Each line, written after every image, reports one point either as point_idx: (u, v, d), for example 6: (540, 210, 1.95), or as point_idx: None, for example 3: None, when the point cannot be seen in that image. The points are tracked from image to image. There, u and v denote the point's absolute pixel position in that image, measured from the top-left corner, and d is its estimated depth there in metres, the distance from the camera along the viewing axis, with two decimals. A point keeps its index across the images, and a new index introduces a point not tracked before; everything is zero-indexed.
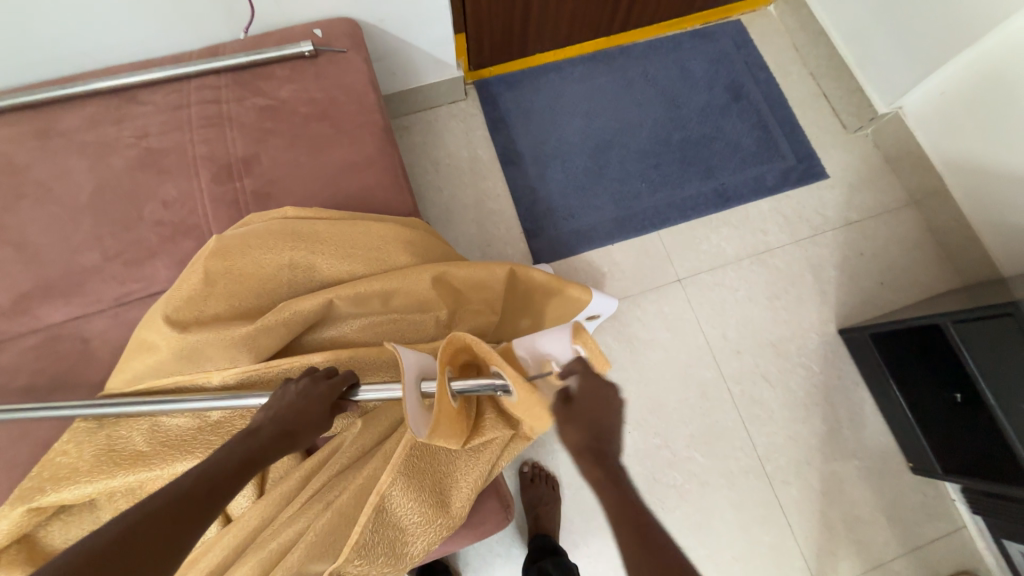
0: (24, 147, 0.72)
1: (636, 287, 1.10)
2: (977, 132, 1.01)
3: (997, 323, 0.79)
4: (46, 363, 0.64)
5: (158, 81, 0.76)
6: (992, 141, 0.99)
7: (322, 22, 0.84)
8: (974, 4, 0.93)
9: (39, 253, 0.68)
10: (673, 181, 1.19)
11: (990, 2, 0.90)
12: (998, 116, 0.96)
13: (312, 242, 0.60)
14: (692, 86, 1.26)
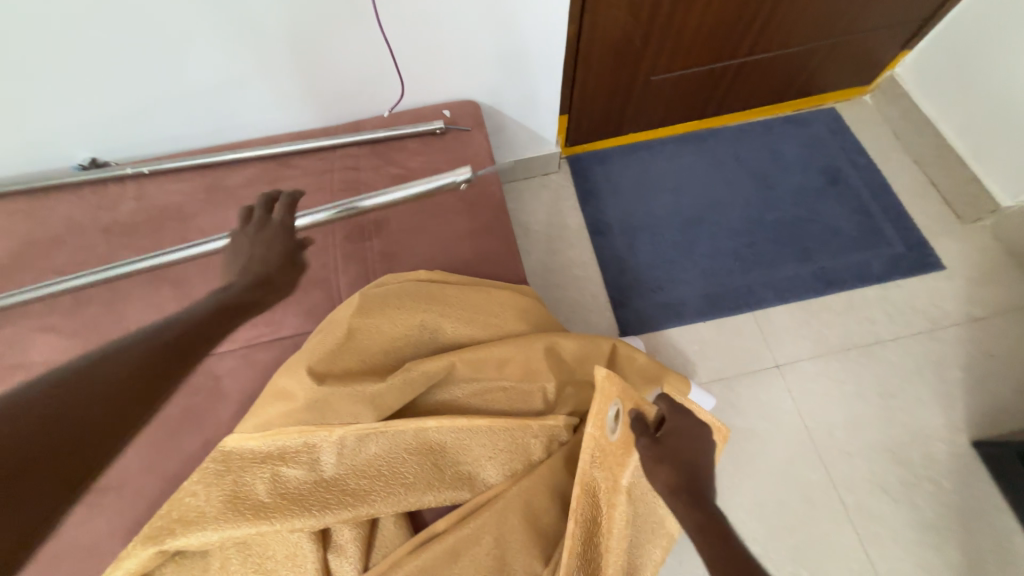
0: (194, 199, 0.83)
1: (730, 369, 1.04)
2: None
3: None
4: (179, 395, 0.68)
5: (309, 149, 0.87)
6: None
7: (450, 104, 0.94)
8: None
9: (190, 292, 0.75)
10: (768, 261, 1.15)
11: None
12: None
13: (441, 305, 0.63)
14: (785, 169, 1.26)
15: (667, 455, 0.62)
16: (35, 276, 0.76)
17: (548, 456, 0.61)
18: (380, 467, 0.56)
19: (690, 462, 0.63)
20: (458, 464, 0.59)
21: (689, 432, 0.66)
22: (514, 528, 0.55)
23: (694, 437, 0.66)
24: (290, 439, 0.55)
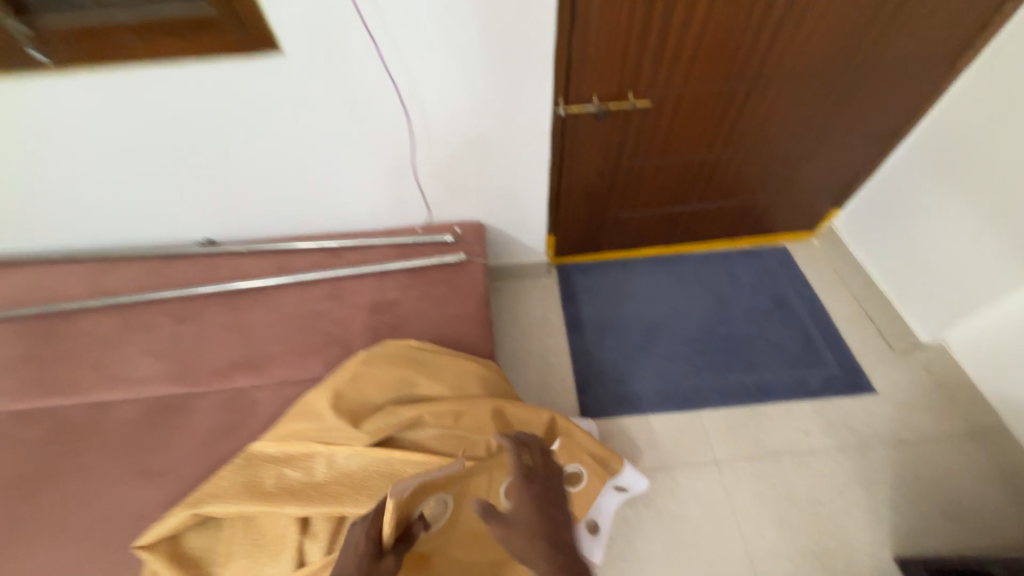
0: (269, 273, 1.16)
1: (672, 460, 1.19)
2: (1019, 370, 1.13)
3: None
4: (226, 412, 0.93)
5: (355, 246, 1.20)
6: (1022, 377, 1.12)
7: (461, 222, 1.27)
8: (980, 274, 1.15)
9: (251, 338, 1.04)
10: (716, 368, 1.34)
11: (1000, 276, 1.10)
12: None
13: (421, 366, 0.88)
14: (738, 291, 1.50)
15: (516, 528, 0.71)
16: (151, 314, 1.09)
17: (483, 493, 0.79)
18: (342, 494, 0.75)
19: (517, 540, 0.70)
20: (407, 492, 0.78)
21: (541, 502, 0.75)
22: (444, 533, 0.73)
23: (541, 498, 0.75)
24: (297, 449, 0.79)
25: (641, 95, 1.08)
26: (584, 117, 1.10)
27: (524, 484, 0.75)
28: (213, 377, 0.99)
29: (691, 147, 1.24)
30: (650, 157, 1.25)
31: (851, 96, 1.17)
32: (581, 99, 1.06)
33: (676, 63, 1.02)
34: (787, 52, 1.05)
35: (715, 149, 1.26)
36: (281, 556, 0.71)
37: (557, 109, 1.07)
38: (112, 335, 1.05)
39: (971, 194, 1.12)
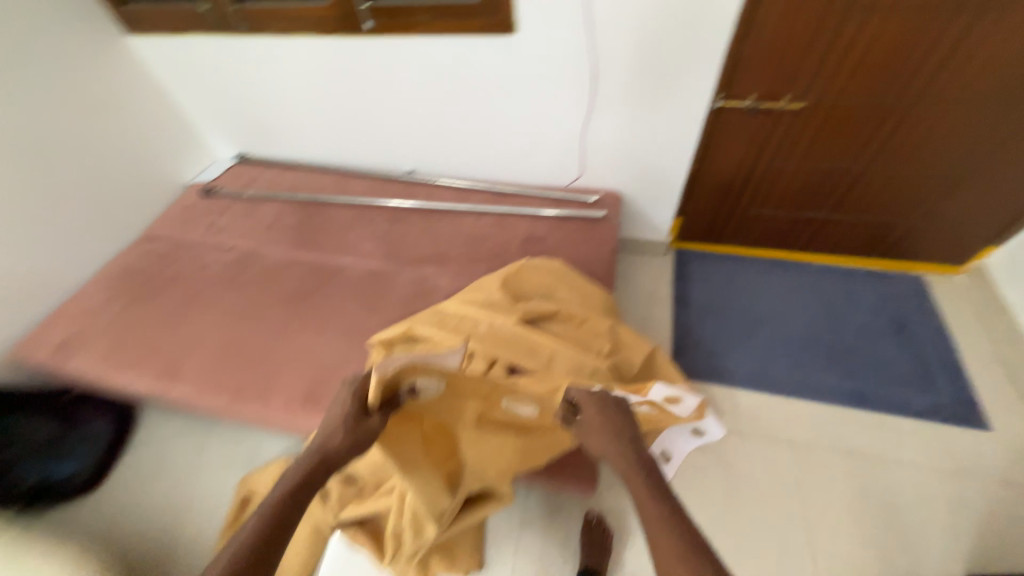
0: (453, 201, 1.53)
1: (749, 429, 1.31)
2: None
3: None
4: (415, 285, 1.31)
5: (518, 193, 1.53)
6: None
7: (603, 190, 1.52)
8: None
9: (436, 242, 1.41)
10: (814, 368, 1.41)
11: None
12: None
13: (564, 281, 1.17)
14: (856, 307, 1.52)
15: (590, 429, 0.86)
16: (373, 214, 1.53)
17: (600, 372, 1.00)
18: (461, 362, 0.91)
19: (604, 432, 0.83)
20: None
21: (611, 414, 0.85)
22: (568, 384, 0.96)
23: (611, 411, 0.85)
24: (469, 313, 1.07)
25: (797, 99, 1.22)
26: (739, 113, 1.27)
27: (593, 402, 0.86)
28: (409, 261, 1.38)
29: (835, 155, 1.33)
30: (792, 159, 1.37)
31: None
32: (740, 96, 1.24)
33: (837, 73, 1.15)
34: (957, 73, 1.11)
35: (861, 161, 1.33)
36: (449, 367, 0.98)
37: (716, 104, 1.25)
38: (347, 222, 1.51)
39: None
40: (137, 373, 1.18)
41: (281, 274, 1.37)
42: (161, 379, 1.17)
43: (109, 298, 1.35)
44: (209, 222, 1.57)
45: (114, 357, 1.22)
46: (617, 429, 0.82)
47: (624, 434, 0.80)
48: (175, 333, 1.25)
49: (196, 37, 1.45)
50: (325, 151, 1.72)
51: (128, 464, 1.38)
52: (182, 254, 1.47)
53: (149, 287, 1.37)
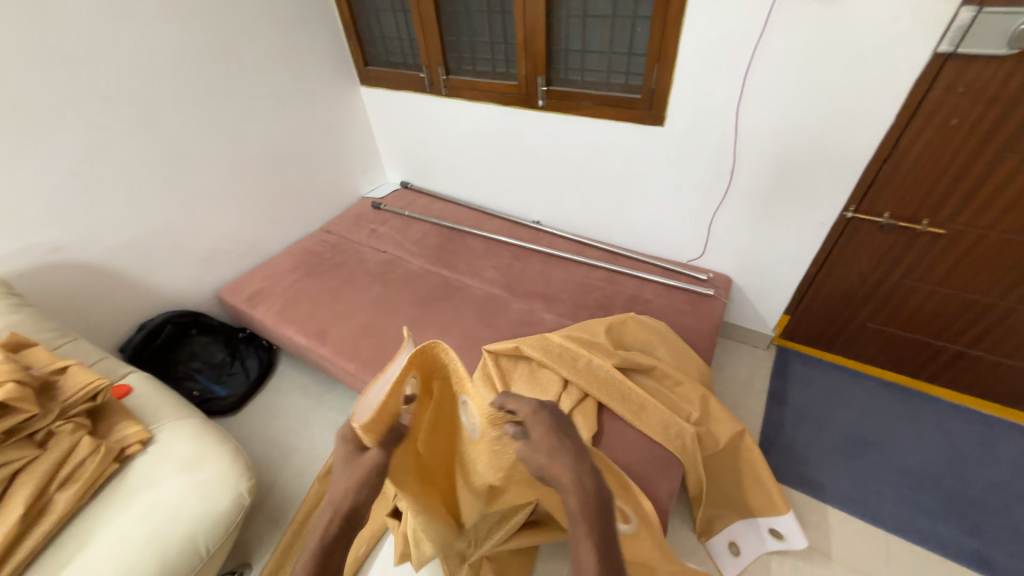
0: (571, 252, 1.73)
1: (837, 554, 1.19)
2: None
3: None
4: (525, 314, 1.48)
5: (631, 259, 1.68)
6: None
7: (714, 272, 1.61)
8: None
9: (550, 283, 1.59)
10: (927, 511, 1.26)
11: None
12: None
13: (664, 342, 1.25)
14: (990, 459, 1.35)
15: (538, 443, 0.73)
16: (500, 249, 1.78)
17: (682, 437, 1.08)
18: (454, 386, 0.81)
19: (549, 453, 0.71)
20: (623, 425, 1.13)
21: (562, 431, 0.74)
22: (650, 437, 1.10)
23: (562, 431, 0.75)
24: (573, 347, 1.19)
25: (937, 224, 1.22)
26: (870, 226, 1.30)
27: (540, 414, 0.76)
28: (523, 293, 1.57)
29: (977, 288, 1.27)
30: (926, 281, 1.33)
31: None
32: (873, 211, 1.27)
33: (988, 207, 1.14)
34: None
35: (1009, 300, 1.25)
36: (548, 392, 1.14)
37: (846, 214, 1.30)
38: (479, 251, 1.77)
39: None
40: (297, 329, 1.48)
41: (418, 280, 1.64)
42: (312, 338, 1.45)
43: (291, 269, 1.72)
44: (372, 229, 1.95)
45: (284, 312, 1.54)
46: (571, 451, 0.72)
47: (580, 456, 0.72)
48: (330, 306, 1.55)
49: (408, 94, 1.89)
50: (473, 192, 2.06)
51: (259, 402, 1.67)
52: (348, 248, 1.84)
53: (320, 267, 1.72)
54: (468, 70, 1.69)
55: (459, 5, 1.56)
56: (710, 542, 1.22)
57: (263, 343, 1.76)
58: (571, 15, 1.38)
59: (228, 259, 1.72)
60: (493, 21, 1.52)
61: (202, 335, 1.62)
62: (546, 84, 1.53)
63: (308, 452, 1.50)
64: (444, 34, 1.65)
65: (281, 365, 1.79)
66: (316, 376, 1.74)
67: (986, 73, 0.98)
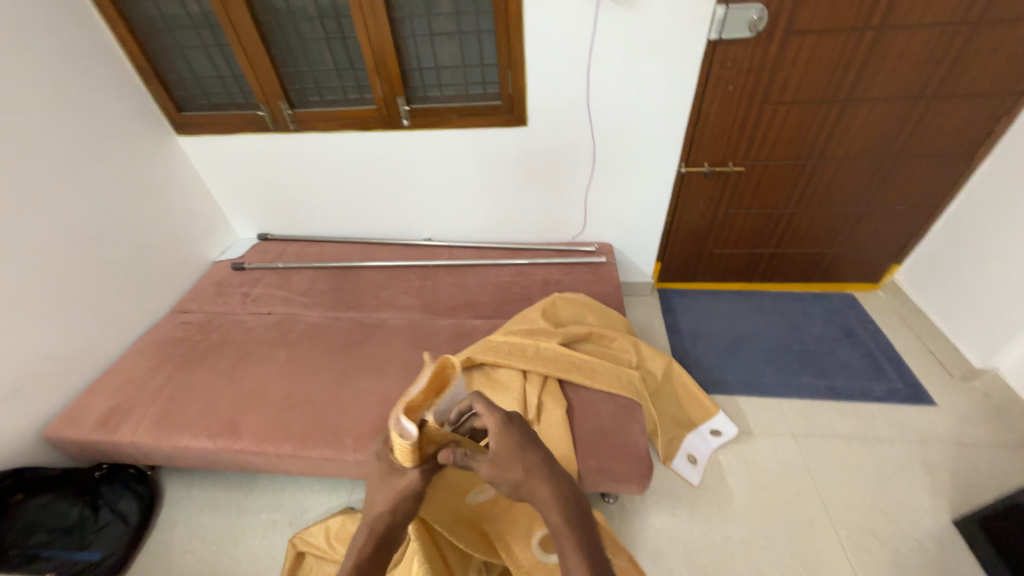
0: (473, 259, 1.77)
1: (756, 429, 1.50)
2: None
3: None
4: (455, 327, 1.47)
5: (529, 250, 1.81)
6: None
7: (598, 242, 1.84)
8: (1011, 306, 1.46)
9: (466, 292, 1.61)
10: (792, 372, 1.67)
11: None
12: None
13: (588, 310, 1.41)
14: (812, 321, 1.86)
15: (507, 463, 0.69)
16: (403, 274, 1.72)
17: (633, 382, 1.24)
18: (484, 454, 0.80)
19: (521, 475, 0.69)
20: (586, 392, 1.22)
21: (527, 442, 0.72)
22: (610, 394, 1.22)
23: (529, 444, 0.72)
24: (520, 339, 1.26)
25: (738, 163, 1.62)
26: (698, 175, 1.66)
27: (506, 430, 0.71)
28: (445, 309, 1.55)
29: (771, 204, 1.74)
30: (741, 208, 1.76)
31: (896, 174, 1.63)
32: (697, 163, 1.63)
33: (763, 144, 1.57)
34: (844, 142, 1.55)
35: (790, 207, 1.74)
36: (512, 389, 1.17)
37: (681, 170, 1.64)
38: (381, 282, 1.68)
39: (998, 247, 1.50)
40: (194, 433, 1.20)
41: (326, 330, 1.48)
42: (221, 436, 1.19)
43: (152, 368, 1.38)
44: (244, 293, 1.67)
45: (167, 421, 1.23)
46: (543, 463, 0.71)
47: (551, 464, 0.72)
48: (230, 392, 1.29)
49: (245, 135, 1.67)
50: (350, 226, 1.93)
51: (156, 546, 1.29)
52: (222, 322, 1.55)
53: (194, 354, 1.42)
54: (316, 100, 1.59)
55: (289, 34, 1.45)
56: (674, 464, 1.37)
57: (133, 474, 1.36)
58: (417, 35, 1.42)
59: (49, 385, 1.28)
60: (334, 47, 1.46)
61: (36, 495, 1.19)
62: (408, 103, 1.54)
63: (252, 573, 1.23)
64: (278, 66, 1.51)
65: (170, 489, 1.41)
66: (227, 482, 1.43)
67: (740, 51, 1.36)
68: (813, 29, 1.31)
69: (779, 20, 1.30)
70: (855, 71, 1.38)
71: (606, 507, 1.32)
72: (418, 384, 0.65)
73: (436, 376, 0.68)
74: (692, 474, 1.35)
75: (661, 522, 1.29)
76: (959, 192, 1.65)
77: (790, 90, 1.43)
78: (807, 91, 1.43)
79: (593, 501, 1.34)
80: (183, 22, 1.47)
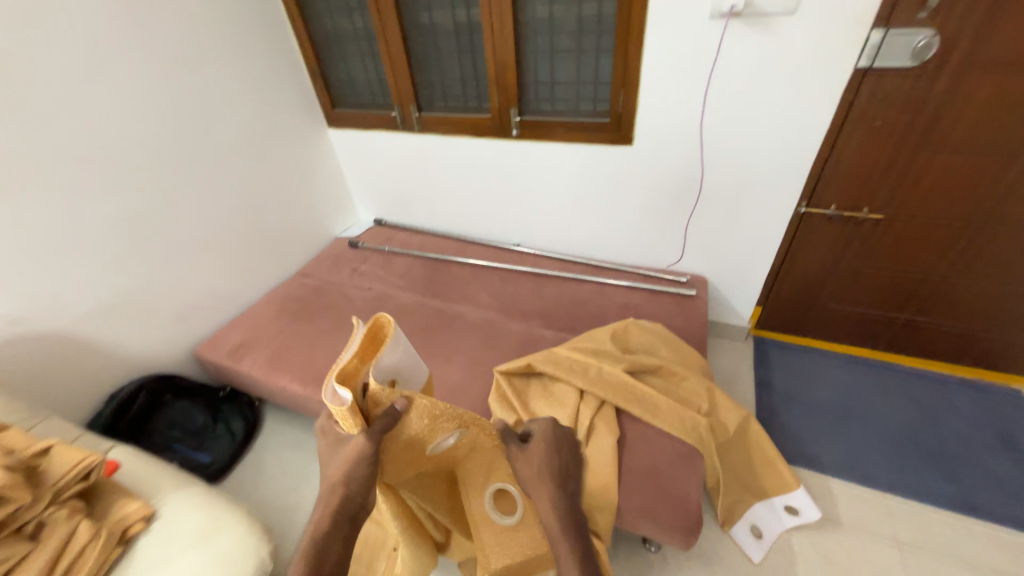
0: (556, 270, 1.79)
1: (847, 521, 1.28)
2: None
3: None
4: (525, 333, 1.50)
5: (614, 271, 1.77)
6: None
7: (691, 274, 1.73)
8: None
9: (542, 301, 1.64)
10: (911, 468, 1.38)
11: None
12: None
13: (663, 344, 1.32)
14: (952, 413, 1.51)
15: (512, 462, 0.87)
16: (488, 274, 1.81)
17: (699, 429, 1.13)
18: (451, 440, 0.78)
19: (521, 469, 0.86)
20: (643, 427, 1.16)
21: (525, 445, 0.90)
22: (670, 436, 1.13)
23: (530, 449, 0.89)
24: (582, 357, 1.24)
25: (876, 210, 1.40)
26: (822, 218, 1.47)
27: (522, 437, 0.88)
28: (519, 314, 1.59)
29: (915, 263, 1.46)
30: (872, 261, 1.51)
31: None
32: (823, 204, 1.44)
33: (913, 191, 1.33)
34: None
35: (942, 269, 1.44)
36: (565, 406, 1.16)
37: (802, 209, 1.46)
38: (467, 279, 1.79)
39: None
40: (291, 378, 1.41)
41: (411, 313, 1.63)
42: (311, 385, 1.38)
43: (273, 317, 1.65)
44: (353, 268, 1.91)
45: (275, 363, 1.46)
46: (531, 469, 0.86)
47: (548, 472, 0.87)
48: (324, 350, 1.49)
49: (379, 132, 1.92)
50: (450, 223, 2.09)
51: (249, 465, 1.54)
52: (331, 290, 1.79)
53: (305, 312, 1.66)
54: (440, 106, 1.76)
55: (428, 47, 1.64)
56: (732, 530, 1.26)
57: (247, 401, 1.64)
58: (538, 51, 1.49)
59: (203, 315, 1.61)
60: (463, 60, 1.61)
61: (179, 399, 1.50)
62: (519, 115, 1.63)
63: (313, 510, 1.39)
64: (415, 74, 1.71)
65: (267, 421, 1.67)
66: (309, 427, 1.65)
67: (897, 82, 1.18)
68: (1006, 60, 1.08)
69: (957, 49, 1.10)
70: None
71: (645, 553, 1.24)
72: (349, 349, 0.64)
73: (365, 337, 0.66)
74: (753, 550, 1.23)
75: None
76: None
77: (961, 131, 1.20)
78: (985, 134, 1.18)
79: (631, 542, 1.27)
80: (349, 34, 1.74)
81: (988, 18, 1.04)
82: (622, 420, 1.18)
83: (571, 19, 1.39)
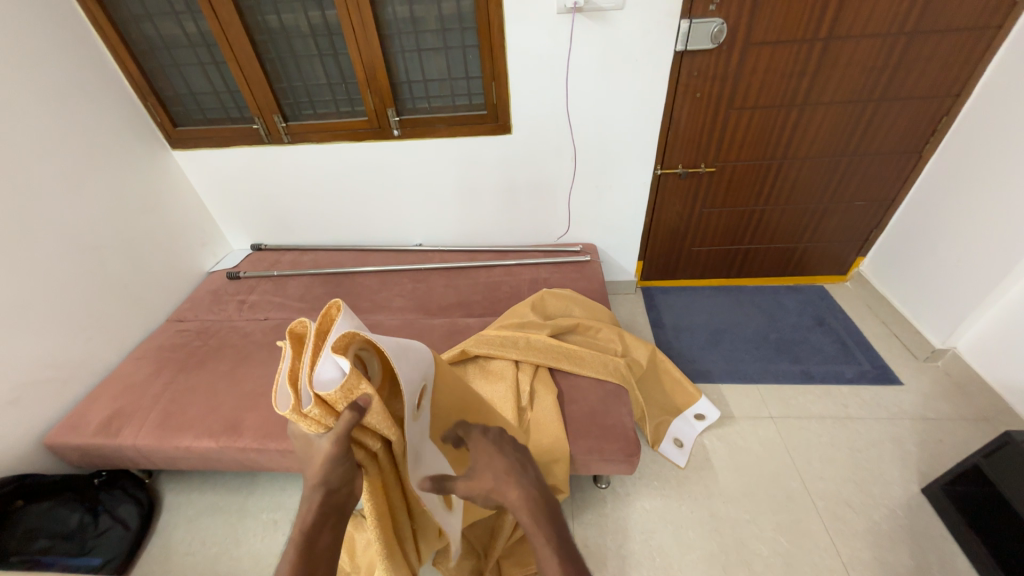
0: (463, 261, 1.84)
1: (737, 413, 1.59)
2: (997, 356, 1.49)
3: (1005, 454, 1.13)
4: (449, 324, 1.53)
5: (516, 252, 1.89)
6: (995, 372, 1.50)
7: (583, 243, 1.93)
8: (955, 290, 1.60)
9: (459, 292, 1.68)
10: (769, 359, 1.77)
11: (974, 290, 1.53)
12: (1001, 360, 1.48)
13: (574, 306, 1.48)
14: (785, 311, 1.97)
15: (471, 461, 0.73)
16: (397, 278, 1.78)
17: (619, 368, 1.31)
18: (417, 507, 0.92)
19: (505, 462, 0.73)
20: (575, 378, 1.29)
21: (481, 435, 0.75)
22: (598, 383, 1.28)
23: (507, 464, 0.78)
24: (510, 331, 1.32)
25: (710, 164, 1.74)
26: (674, 176, 1.77)
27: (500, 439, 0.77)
28: (438, 309, 1.61)
29: (742, 202, 1.85)
30: (714, 207, 1.87)
31: (853, 172, 1.76)
32: (673, 165, 1.74)
33: (731, 146, 1.68)
34: (803, 144, 1.68)
35: (759, 204, 1.86)
36: (505, 380, 1.22)
37: (657, 171, 1.74)
38: (376, 286, 1.74)
39: (950, 236, 1.62)
40: (195, 434, 1.23)
41: None
42: (222, 435, 1.22)
43: (151, 375, 1.41)
44: (240, 301, 1.71)
45: (169, 423, 1.26)
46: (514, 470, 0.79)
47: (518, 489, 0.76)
48: (230, 392, 1.33)
49: (241, 149, 1.73)
50: (342, 233, 1.99)
51: (155, 551, 1.31)
52: (219, 329, 1.58)
53: (193, 359, 1.45)
54: (309, 113, 1.66)
55: (282, 52, 1.53)
56: (662, 449, 1.44)
57: (131, 481, 1.37)
58: (404, 50, 1.51)
59: (51, 393, 1.31)
60: (326, 63, 1.55)
61: (36, 501, 1.19)
62: (397, 115, 1.63)
63: (254, 571, 1.24)
64: (272, 81, 1.59)
65: (169, 496, 1.43)
66: (227, 485, 1.45)
67: (704, 60, 1.47)
68: (769, 40, 1.43)
69: (738, 32, 1.42)
70: (808, 76, 1.51)
71: (597, 491, 1.39)
72: (284, 355, 0.62)
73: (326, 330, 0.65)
74: (678, 457, 1.42)
75: (650, 503, 1.36)
76: (912, 187, 1.79)
77: (750, 95, 1.56)
78: (765, 98, 1.56)
79: (585, 486, 1.40)
80: (180, 40, 1.53)
81: (752, 8, 1.37)
82: (557, 379, 1.29)
83: (432, 17, 1.43)
